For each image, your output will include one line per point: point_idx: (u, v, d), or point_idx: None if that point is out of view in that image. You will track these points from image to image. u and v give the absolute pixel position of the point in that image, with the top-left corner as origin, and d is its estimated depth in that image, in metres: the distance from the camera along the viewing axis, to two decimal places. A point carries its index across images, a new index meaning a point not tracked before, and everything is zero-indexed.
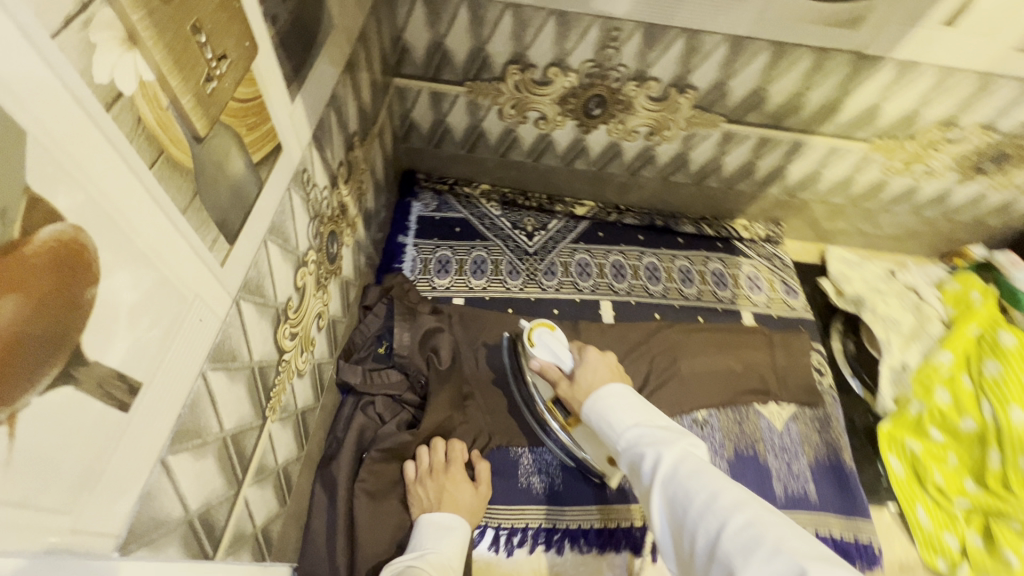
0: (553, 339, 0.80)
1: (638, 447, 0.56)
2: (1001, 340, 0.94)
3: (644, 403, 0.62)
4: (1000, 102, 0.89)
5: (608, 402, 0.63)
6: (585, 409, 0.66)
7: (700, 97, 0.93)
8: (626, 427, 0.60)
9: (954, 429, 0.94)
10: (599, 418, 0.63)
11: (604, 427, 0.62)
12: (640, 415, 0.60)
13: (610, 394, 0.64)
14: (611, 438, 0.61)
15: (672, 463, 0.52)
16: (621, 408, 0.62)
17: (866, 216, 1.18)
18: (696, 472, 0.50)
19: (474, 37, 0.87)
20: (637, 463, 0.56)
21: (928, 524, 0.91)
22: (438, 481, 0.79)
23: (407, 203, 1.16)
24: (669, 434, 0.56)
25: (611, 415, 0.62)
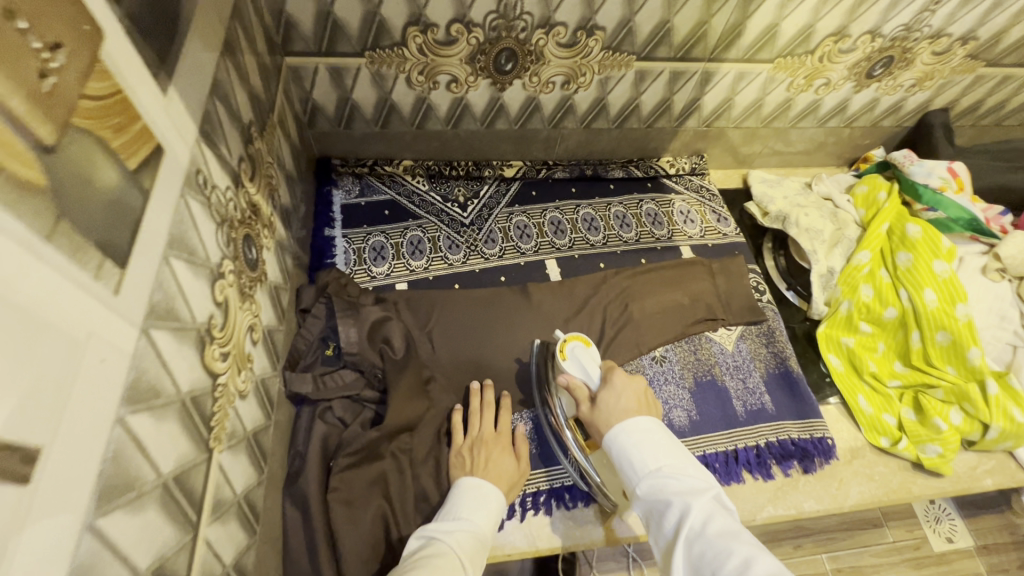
0: (585, 355, 0.83)
1: (665, 496, 0.58)
2: (908, 232, 1.03)
3: (671, 445, 0.64)
4: (882, 8, 0.93)
5: (634, 437, 0.65)
6: (608, 439, 0.68)
7: (610, 38, 0.92)
8: (651, 473, 0.62)
9: (879, 319, 1.02)
10: (620, 455, 0.65)
11: (627, 468, 0.64)
12: (666, 461, 0.62)
13: (636, 429, 0.66)
14: (634, 478, 0.63)
15: (699, 520, 0.55)
16: (647, 450, 0.64)
17: (778, 136, 1.23)
18: (723, 534, 0.53)
19: (363, 1, 0.80)
20: (661, 511, 0.58)
21: (870, 409, 0.99)
22: (484, 449, 0.82)
23: (327, 193, 1.08)
24: (696, 489, 0.58)
25: (636, 453, 0.64)
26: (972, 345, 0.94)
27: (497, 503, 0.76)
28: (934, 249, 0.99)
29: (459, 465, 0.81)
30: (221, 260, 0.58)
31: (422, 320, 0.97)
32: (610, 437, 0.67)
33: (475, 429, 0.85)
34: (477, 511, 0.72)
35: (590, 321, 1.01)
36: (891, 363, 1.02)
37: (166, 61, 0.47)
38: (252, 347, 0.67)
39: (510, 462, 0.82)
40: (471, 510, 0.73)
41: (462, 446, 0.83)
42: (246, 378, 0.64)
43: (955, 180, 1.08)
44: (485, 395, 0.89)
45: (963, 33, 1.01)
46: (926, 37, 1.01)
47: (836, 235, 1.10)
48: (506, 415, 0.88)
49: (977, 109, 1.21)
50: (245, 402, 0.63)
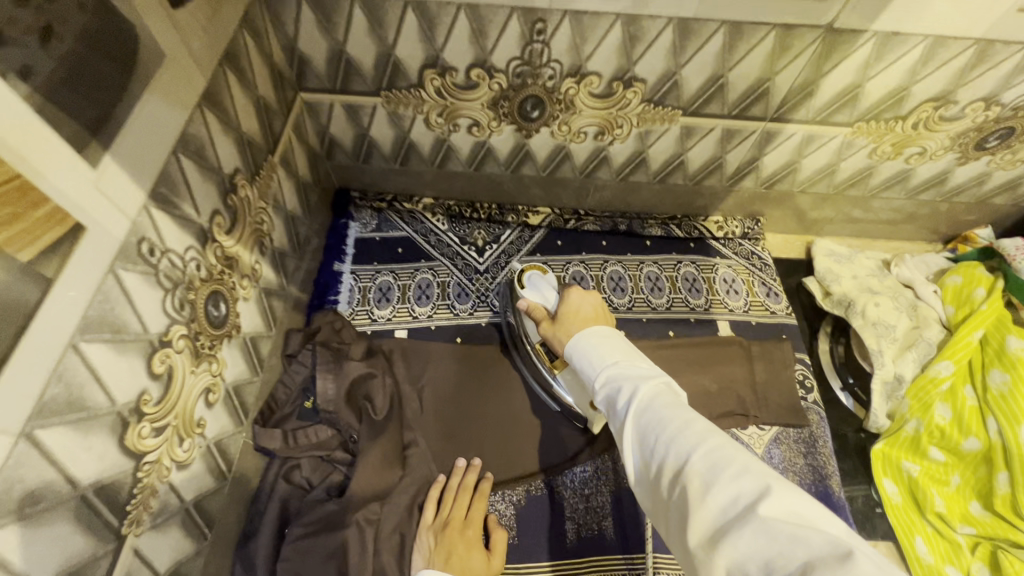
0: (543, 281, 0.84)
1: (617, 380, 0.55)
2: (1007, 346, 0.83)
3: (625, 343, 0.61)
4: (1003, 73, 0.75)
5: (592, 340, 0.61)
6: (568, 345, 0.64)
7: (651, 91, 0.80)
8: (603, 362, 0.58)
9: (956, 448, 0.83)
10: (578, 353, 0.61)
11: (583, 359, 0.60)
12: (619, 352, 0.59)
13: (593, 331, 0.63)
14: (588, 369, 0.59)
15: (648, 395, 0.51)
16: (601, 343, 0.60)
17: (855, 204, 1.05)
18: (671, 406, 0.50)
19: (377, 42, 0.75)
20: (611, 393, 0.55)
21: (929, 557, 0.81)
22: (450, 535, 0.75)
23: (343, 225, 1.05)
24: (646, 369, 0.55)
25: (592, 345, 0.60)
26: None
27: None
28: None
29: (421, 550, 0.74)
30: (168, 328, 0.55)
31: (413, 376, 0.90)
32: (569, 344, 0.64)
33: (446, 508, 0.78)
34: None
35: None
36: (966, 503, 0.83)
37: (101, 130, 0.43)
38: (206, 411, 0.63)
39: (479, 555, 0.75)
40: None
41: (429, 525, 0.77)
42: (191, 445, 0.60)
43: None
44: (468, 471, 0.82)
45: None
46: None
47: (910, 335, 0.92)
48: (482, 500, 0.80)
49: None
50: (185, 471, 0.59)
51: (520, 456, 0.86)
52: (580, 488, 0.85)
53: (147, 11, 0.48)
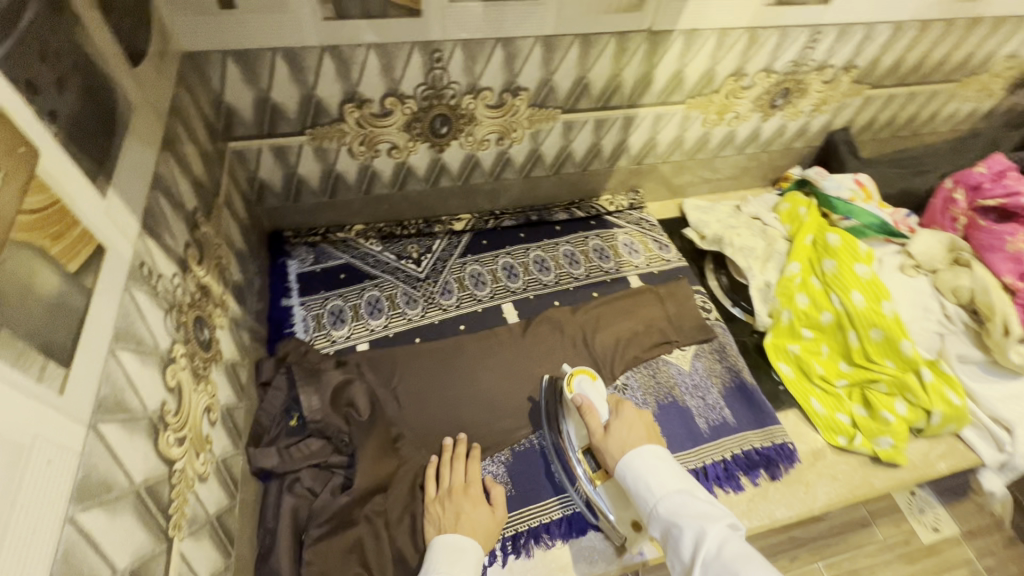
0: (591, 386, 0.92)
1: (680, 520, 0.67)
2: (829, 241, 1.11)
3: (683, 476, 0.74)
4: (770, 49, 1.05)
5: (648, 466, 0.74)
6: (623, 463, 0.77)
7: (534, 96, 1.00)
8: (666, 498, 0.71)
9: (818, 324, 1.09)
10: (637, 482, 0.74)
11: (644, 490, 0.73)
12: (681, 488, 0.72)
13: (650, 455, 0.76)
14: (651, 501, 0.72)
15: (716, 545, 0.63)
16: (662, 476, 0.73)
17: (704, 166, 1.33)
18: (740, 557, 0.60)
19: (299, 85, 0.86)
20: (676, 532, 0.67)
21: (823, 411, 1.04)
22: (455, 502, 0.82)
23: (282, 264, 1.10)
24: (710, 515, 0.67)
25: (652, 481, 0.73)
26: (903, 338, 1.02)
27: (477, 551, 0.77)
28: (853, 254, 1.08)
29: (432, 521, 0.81)
30: (172, 346, 0.59)
31: (386, 377, 0.98)
32: (627, 459, 0.76)
33: (446, 481, 0.85)
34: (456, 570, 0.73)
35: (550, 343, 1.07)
36: (837, 364, 1.08)
37: (105, 166, 0.50)
38: (211, 430, 0.67)
39: (484, 510, 0.83)
40: (452, 566, 0.73)
41: (434, 499, 0.83)
42: (206, 460, 0.64)
43: (863, 189, 1.18)
44: (458, 444, 0.90)
45: (843, 63, 1.14)
46: (813, 69, 1.13)
47: (768, 251, 1.19)
48: (475, 463, 0.88)
49: (873, 124, 1.35)
50: (205, 485, 0.63)
51: (500, 422, 0.97)
52: None
53: (117, 67, 0.56)
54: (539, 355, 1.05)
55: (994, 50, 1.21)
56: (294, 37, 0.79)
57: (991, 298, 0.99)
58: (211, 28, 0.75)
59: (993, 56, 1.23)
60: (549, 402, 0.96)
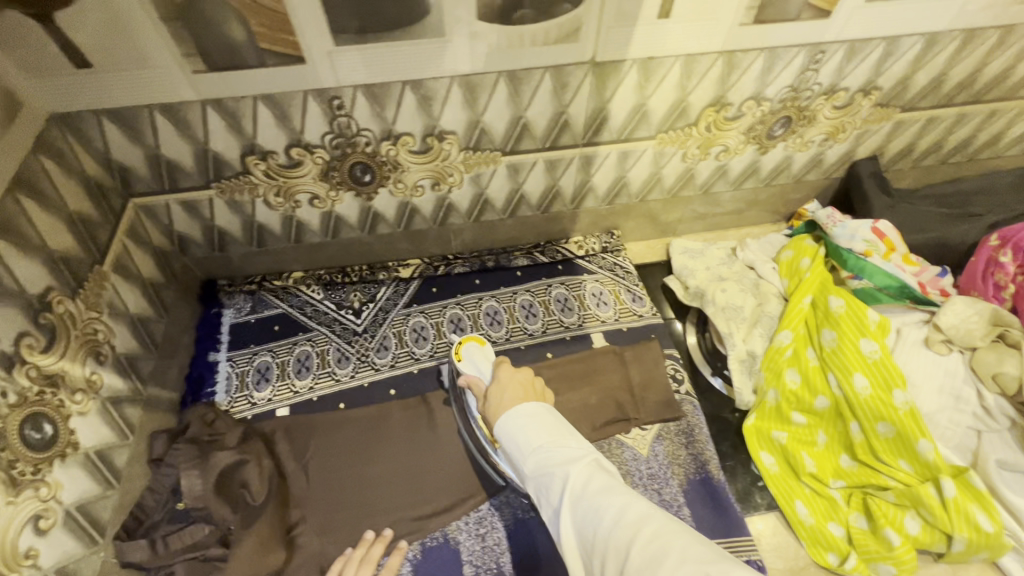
0: (480, 353, 0.87)
1: (547, 470, 0.58)
2: (831, 306, 0.91)
3: (552, 420, 0.64)
4: (756, 74, 0.86)
5: (517, 421, 0.64)
6: (499, 427, 0.66)
7: (464, 140, 0.87)
8: (532, 447, 0.61)
9: (811, 409, 0.90)
10: (508, 440, 0.64)
11: (513, 449, 0.63)
12: (546, 432, 0.62)
13: (524, 413, 0.65)
14: (519, 461, 0.62)
15: (580, 482, 0.55)
16: (528, 427, 0.63)
17: (694, 202, 1.14)
18: (603, 491, 0.53)
19: (189, 140, 0.78)
20: (545, 483, 0.58)
21: (810, 519, 0.85)
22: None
23: (214, 313, 1.04)
24: (575, 454, 0.59)
25: (523, 433, 0.63)
26: (920, 436, 0.81)
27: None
28: (860, 325, 0.87)
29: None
30: None
31: (299, 451, 0.90)
32: (502, 417, 0.66)
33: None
34: None
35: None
36: (836, 458, 0.88)
37: None
38: (37, 540, 0.61)
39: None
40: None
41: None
42: None
43: (883, 241, 0.96)
44: (374, 545, 0.81)
45: (860, 85, 0.92)
46: (820, 94, 0.92)
47: (756, 312, 1.01)
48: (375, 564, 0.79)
49: (911, 152, 1.10)
50: None
51: (411, 505, 0.87)
52: (477, 528, 0.85)
53: None
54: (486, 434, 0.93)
55: None
56: (168, 93, 0.72)
57: None
58: (74, 90, 0.68)
59: None
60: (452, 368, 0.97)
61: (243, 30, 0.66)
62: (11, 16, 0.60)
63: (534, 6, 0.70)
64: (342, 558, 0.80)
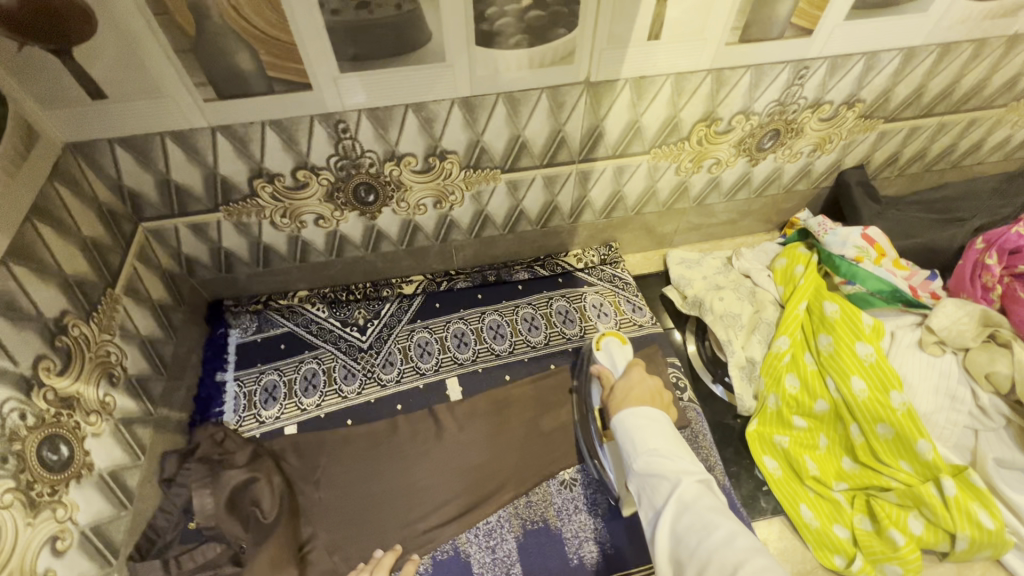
0: (619, 350, 0.90)
1: (657, 473, 0.62)
2: (826, 311, 0.94)
3: (668, 431, 0.68)
4: (743, 90, 0.90)
5: (637, 420, 0.69)
6: (618, 416, 0.72)
7: (465, 158, 0.90)
8: (645, 449, 0.66)
9: (812, 413, 0.91)
10: (623, 434, 0.69)
11: (627, 444, 0.68)
12: (663, 440, 0.66)
13: (645, 415, 0.69)
14: (630, 456, 0.67)
15: (691, 495, 0.59)
16: (648, 431, 0.67)
17: (689, 214, 1.17)
18: (714, 510, 0.57)
19: (199, 166, 0.81)
20: (652, 484, 0.63)
21: (815, 521, 0.85)
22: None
23: (222, 334, 1.05)
24: (687, 469, 0.62)
25: (643, 434, 0.67)
26: (919, 436, 0.83)
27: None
28: (855, 330, 0.90)
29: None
30: None
31: (308, 469, 0.91)
32: (623, 411, 0.71)
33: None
34: None
35: (539, 422, 0.98)
36: (838, 461, 0.90)
37: None
38: (55, 561, 0.62)
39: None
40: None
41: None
42: None
43: (874, 247, 0.98)
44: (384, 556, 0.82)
45: (844, 98, 0.96)
46: (806, 107, 0.96)
47: (754, 319, 1.03)
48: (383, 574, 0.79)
49: (897, 160, 1.14)
50: None
51: (420, 519, 0.88)
52: (486, 540, 0.86)
53: None
54: (521, 440, 0.96)
55: None
56: (180, 121, 0.75)
57: None
58: (89, 120, 0.71)
59: None
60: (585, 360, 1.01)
61: (253, 60, 0.69)
62: (31, 51, 0.62)
63: (529, 32, 0.74)
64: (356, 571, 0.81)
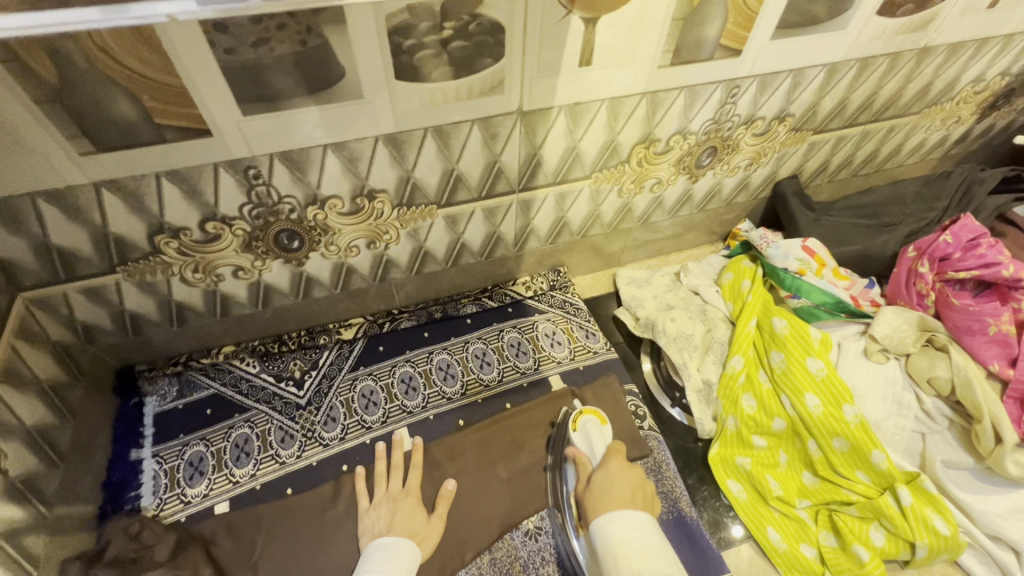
0: (599, 432, 0.90)
1: None
2: (776, 328, 0.94)
3: (651, 549, 0.68)
4: (679, 111, 0.89)
5: (620, 536, 0.69)
6: (599, 519, 0.73)
7: (396, 197, 0.84)
8: (629, 569, 0.65)
9: (770, 431, 0.91)
10: (606, 551, 0.69)
11: (609, 564, 0.67)
12: (647, 560, 0.66)
13: (628, 518, 0.71)
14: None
15: None
16: (632, 551, 0.67)
17: (635, 233, 1.15)
18: None
19: (85, 225, 0.71)
20: None
21: (783, 544, 0.84)
22: (392, 507, 0.85)
23: (135, 404, 0.93)
24: None
25: (626, 550, 0.68)
26: (873, 447, 0.83)
27: (413, 557, 0.78)
28: (805, 344, 0.90)
29: (368, 528, 0.83)
30: None
31: (244, 551, 0.81)
32: (605, 512, 0.73)
33: (381, 490, 0.87)
34: (397, 560, 0.76)
35: (496, 467, 0.92)
36: (800, 477, 0.89)
37: None
38: None
39: (419, 517, 0.84)
40: (381, 568, 0.74)
41: (367, 509, 0.85)
42: None
43: (814, 258, 1.00)
44: (393, 453, 0.90)
45: (775, 113, 0.97)
46: (740, 124, 0.96)
47: (707, 338, 1.03)
48: None
49: (826, 169, 1.17)
50: None
51: None
52: None
53: None
54: (480, 489, 0.90)
55: (955, 76, 1.05)
56: (54, 179, 0.64)
57: (975, 394, 0.81)
58: None
59: (954, 84, 1.06)
60: (558, 436, 0.94)
61: (136, 107, 0.60)
62: None
63: (454, 63, 0.69)
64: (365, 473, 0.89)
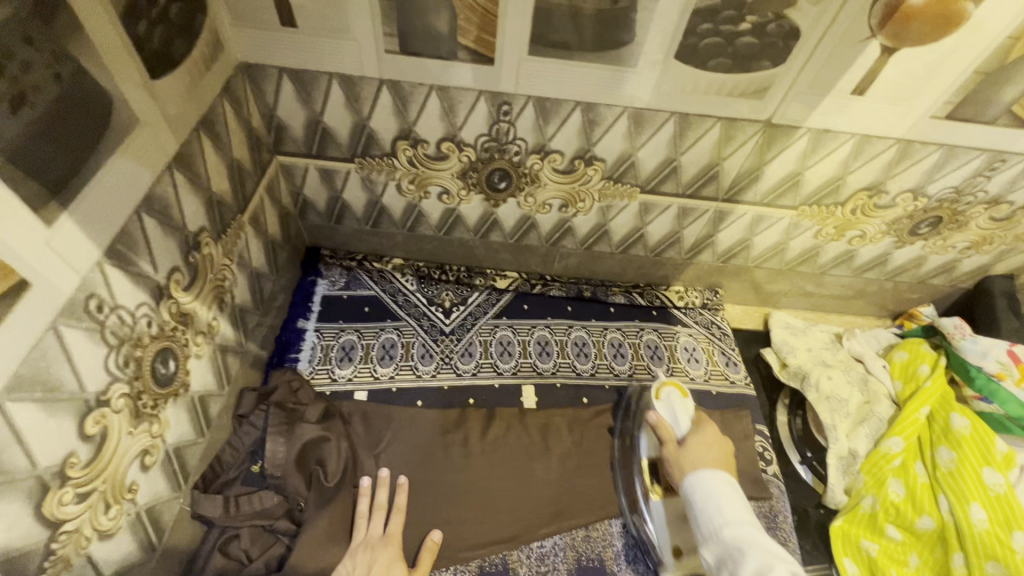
0: (680, 404, 0.86)
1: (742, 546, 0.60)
2: (953, 424, 0.86)
3: (749, 511, 0.66)
4: (924, 168, 0.83)
5: (717, 491, 0.68)
6: (691, 478, 0.71)
7: (610, 169, 0.86)
8: (726, 520, 0.64)
9: (911, 527, 0.83)
10: (701, 502, 0.68)
11: (704, 511, 0.67)
12: (746, 520, 0.64)
13: (719, 479, 0.69)
14: (713, 526, 0.65)
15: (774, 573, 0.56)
16: (730, 503, 0.66)
17: (808, 279, 1.10)
18: None
19: (353, 114, 0.79)
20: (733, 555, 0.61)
21: None
22: (371, 556, 0.74)
23: (311, 282, 1.05)
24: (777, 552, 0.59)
25: (722, 503, 0.66)
26: None
27: None
28: (985, 452, 0.82)
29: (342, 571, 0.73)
30: (108, 388, 0.53)
31: (371, 440, 0.87)
32: (698, 472, 0.71)
33: (360, 533, 0.77)
34: None
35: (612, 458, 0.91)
36: None
37: (63, 191, 0.45)
38: (140, 474, 0.61)
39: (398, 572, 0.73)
40: None
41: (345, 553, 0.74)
42: (118, 513, 0.57)
43: (1017, 365, 0.90)
44: (376, 491, 0.80)
45: None
46: (981, 202, 0.88)
47: (863, 410, 0.96)
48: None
49: None
50: (107, 541, 0.56)
51: (475, 525, 0.83)
52: (538, 565, 0.81)
53: (123, 73, 0.50)
54: (594, 472, 0.89)
55: None
56: (353, 67, 0.73)
57: None
58: (271, 43, 0.70)
59: None
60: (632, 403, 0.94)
61: (450, 21, 0.67)
62: None
63: (733, 58, 0.69)
64: (348, 505, 0.79)
